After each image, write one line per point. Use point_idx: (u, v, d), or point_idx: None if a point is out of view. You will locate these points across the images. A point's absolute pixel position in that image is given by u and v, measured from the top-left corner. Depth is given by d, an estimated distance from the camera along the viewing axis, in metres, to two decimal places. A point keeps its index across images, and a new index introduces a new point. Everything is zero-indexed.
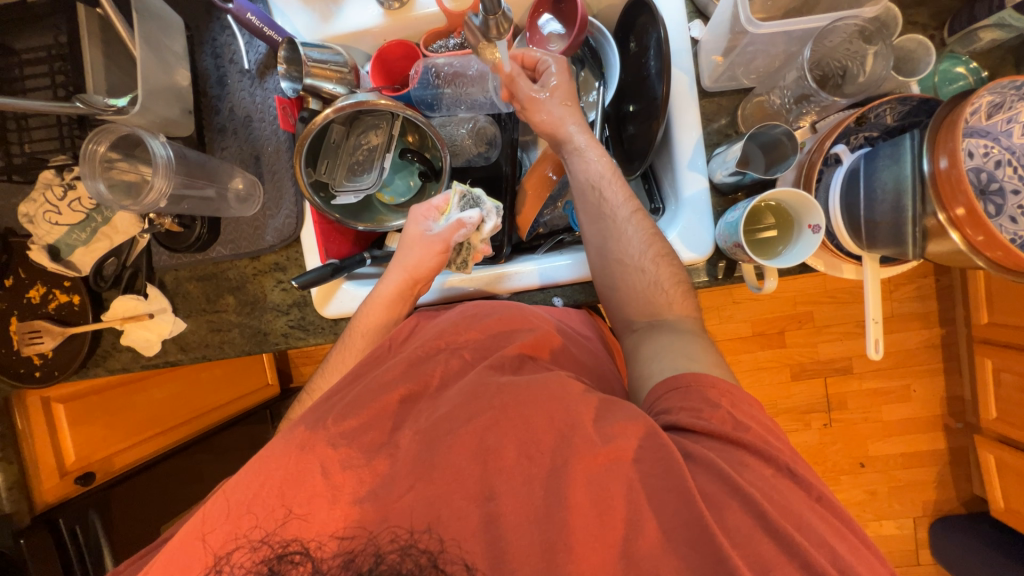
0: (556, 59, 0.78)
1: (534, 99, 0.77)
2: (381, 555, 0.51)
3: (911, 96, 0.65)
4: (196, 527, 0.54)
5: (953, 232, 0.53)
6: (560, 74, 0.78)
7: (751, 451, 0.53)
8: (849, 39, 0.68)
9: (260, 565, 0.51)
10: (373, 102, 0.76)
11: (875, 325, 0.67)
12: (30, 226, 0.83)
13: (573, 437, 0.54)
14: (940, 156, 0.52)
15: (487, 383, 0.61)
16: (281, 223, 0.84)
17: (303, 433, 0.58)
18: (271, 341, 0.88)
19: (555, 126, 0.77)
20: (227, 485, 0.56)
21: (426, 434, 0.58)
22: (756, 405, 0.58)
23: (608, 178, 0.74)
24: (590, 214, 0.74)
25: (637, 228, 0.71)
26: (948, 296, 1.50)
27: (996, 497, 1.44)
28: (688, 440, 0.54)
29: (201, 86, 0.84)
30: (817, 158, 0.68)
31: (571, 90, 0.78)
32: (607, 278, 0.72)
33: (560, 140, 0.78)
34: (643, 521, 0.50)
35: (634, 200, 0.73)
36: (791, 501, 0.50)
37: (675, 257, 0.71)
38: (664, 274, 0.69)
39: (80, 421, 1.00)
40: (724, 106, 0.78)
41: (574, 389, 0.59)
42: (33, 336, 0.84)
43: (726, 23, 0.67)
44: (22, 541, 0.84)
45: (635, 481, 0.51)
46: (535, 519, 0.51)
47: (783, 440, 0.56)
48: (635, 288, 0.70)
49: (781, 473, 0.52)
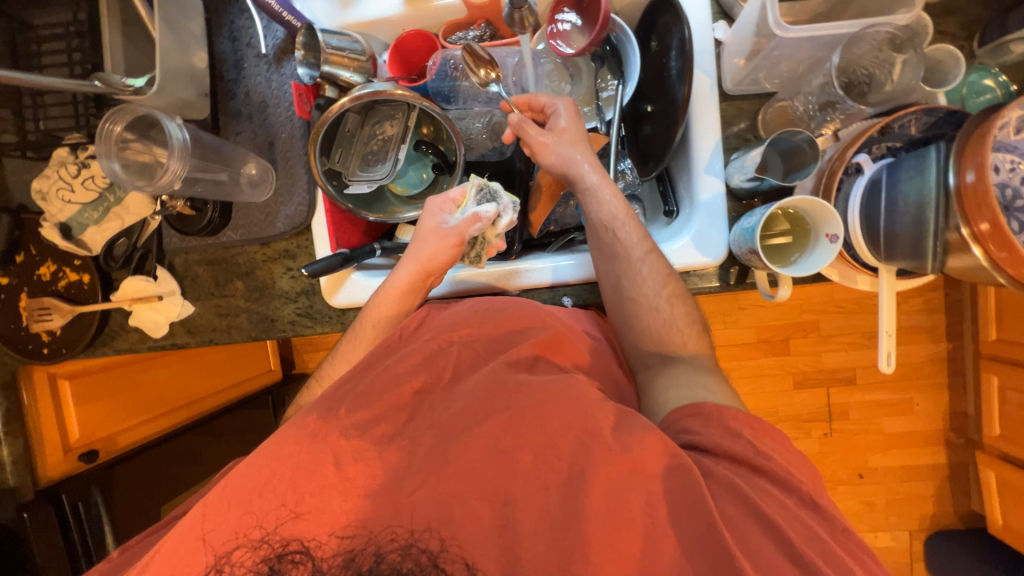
0: (565, 99, 0.77)
1: (543, 143, 0.75)
2: (381, 555, 0.51)
3: (937, 107, 0.63)
4: (204, 514, 0.54)
5: (976, 248, 0.52)
6: (569, 112, 0.76)
7: (771, 479, 0.52)
8: (879, 47, 0.65)
9: (260, 565, 0.52)
10: (389, 92, 0.75)
11: (887, 338, 0.66)
12: (42, 203, 0.83)
13: (591, 444, 0.54)
14: (967, 169, 0.51)
15: (504, 383, 0.61)
16: (293, 211, 0.84)
17: (316, 421, 0.59)
18: (277, 328, 0.88)
19: (566, 166, 0.74)
20: (232, 477, 0.56)
21: (440, 430, 0.58)
22: (778, 430, 0.57)
23: (622, 219, 0.72)
24: (604, 254, 0.73)
25: (652, 269, 0.70)
26: (957, 312, 1.49)
27: (994, 514, 1.45)
28: (708, 459, 0.54)
29: (218, 70, 0.84)
30: (838, 166, 0.66)
31: (581, 128, 0.75)
32: (622, 317, 0.73)
33: (572, 179, 0.75)
34: (657, 534, 0.50)
35: (648, 239, 0.72)
36: (814, 531, 0.48)
37: (690, 297, 0.71)
38: (679, 315, 0.69)
39: (88, 399, 1.01)
40: (745, 110, 0.77)
41: (592, 394, 0.59)
42: (42, 312, 0.84)
43: (753, 25, 0.66)
44: (25, 515, 0.85)
45: (652, 493, 0.51)
46: (550, 526, 0.52)
47: (805, 471, 0.55)
48: (650, 329, 0.70)
49: (803, 503, 0.51)
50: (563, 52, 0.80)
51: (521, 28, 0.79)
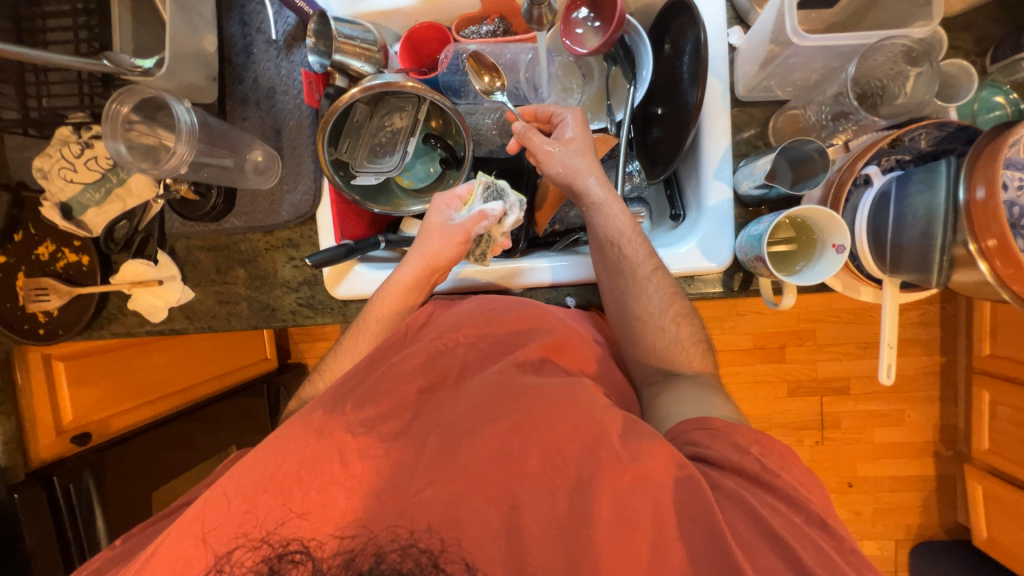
0: (573, 110, 0.76)
1: (548, 153, 0.75)
2: (381, 555, 0.51)
3: (949, 122, 0.63)
4: (206, 508, 0.53)
5: (982, 263, 0.52)
6: (577, 124, 0.75)
7: (780, 496, 0.52)
8: (894, 59, 0.66)
9: (260, 564, 0.51)
10: (400, 83, 0.74)
11: (888, 350, 0.66)
12: (43, 181, 0.82)
13: (598, 451, 0.54)
14: (977, 185, 0.51)
15: (512, 383, 0.61)
16: (298, 199, 0.83)
17: (321, 417, 0.59)
18: (278, 317, 0.87)
19: (572, 177, 0.75)
20: (234, 472, 0.55)
21: (447, 430, 0.58)
22: (783, 445, 0.57)
23: (628, 236, 0.72)
24: (608, 269, 0.73)
25: (659, 287, 0.71)
26: (951, 326, 1.50)
27: (980, 527, 1.47)
28: (715, 472, 0.54)
29: (226, 54, 0.83)
30: (848, 177, 0.66)
31: (588, 141, 0.75)
32: (627, 333, 0.74)
33: (578, 191, 0.75)
34: (663, 544, 0.50)
35: (654, 257, 0.72)
36: (826, 551, 0.48)
37: (695, 316, 0.72)
38: (685, 334, 0.71)
39: (81, 381, 1.00)
40: (756, 117, 0.77)
41: (599, 400, 0.59)
42: (39, 293, 0.83)
43: (768, 32, 0.66)
44: (15, 496, 0.84)
45: (660, 503, 0.51)
46: (556, 532, 0.52)
47: (814, 490, 0.55)
48: (655, 346, 0.71)
49: (812, 522, 0.50)
50: (576, 51, 0.80)
51: (538, 25, 0.78)
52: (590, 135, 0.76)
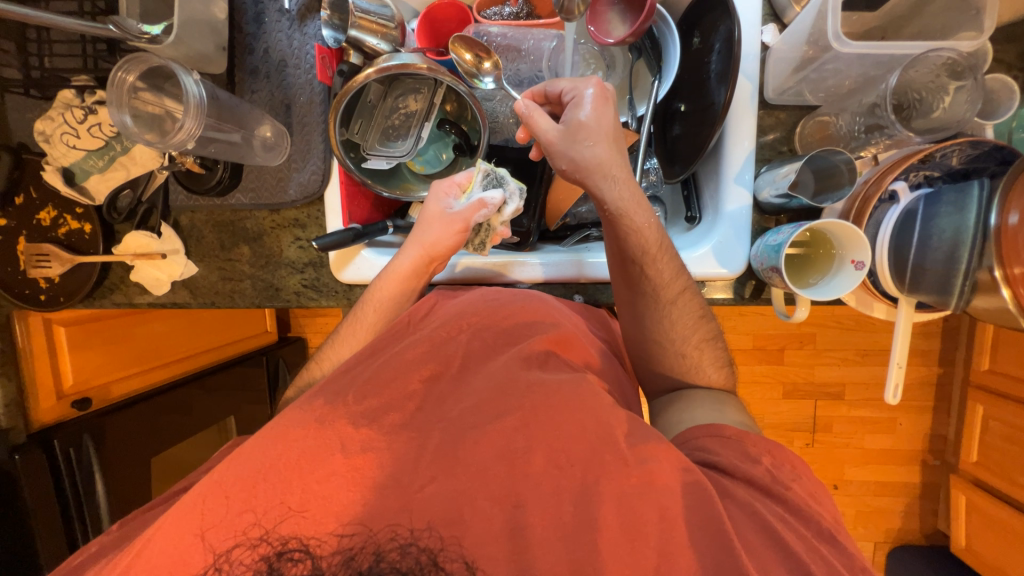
0: (591, 85, 0.66)
1: (551, 141, 0.67)
2: (381, 553, 0.50)
3: (984, 140, 0.61)
4: (211, 488, 0.52)
5: (1004, 289, 0.50)
6: (595, 102, 0.65)
7: (790, 508, 0.53)
8: (936, 73, 0.63)
9: (260, 563, 0.50)
10: (416, 65, 0.71)
11: (898, 370, 0.66)
12: (45, 145, 0.80)
13: (604, 453, 0.55)
14: (1010, 211, 0.50)
15: (517, 379, 0.62)
16: (306, 179, 0.81)
17: (323, 406, 0.59)
18: (282, 298, 0.86)
19: (584, 172, 0.66)
20: (233, 462, 0.54)
21: (452, 425, 0.58)
22: (792, 456, 0.58)
23: (653, 253, 0.68)
24: (627, 281, 0.71)
25: (683, 311, 0.70)
26: (953, 339, 1.50)
27: (958, 537, 1.51)
28: (727, 481, 0.55)
29: (236, 20, 0.79)
30: (874, 191, 0.65)
31: (605, 127, 0.65)
32: (639, 343, 0.74)
33: (590, 189, 0.67)
34: (668, 551, 0.50)
35: (680, 277, 0.70)
36: (836, 566, 0.48)
37: (719, 341, 0.72)
38: (707, 360, 0.71)
39: (82, 346, 0.99)
40: (782, 121, 0.75)
41: (605, 400, 0.60)
42: (40, 259, 0.82)
43: (806, 32, 0.64)
44: (18, 456, 0.84)
45: (667, 508, 0.52)
46: (559, 535, 0.51)
47: (824, 504, 0.56)
48: (665, 358, 0.72)
49: (820, 535, 0.51)
50: (601, 38, 0.75)
51: (567, 16, 0.76)
52: (609, 116, 0.65)
